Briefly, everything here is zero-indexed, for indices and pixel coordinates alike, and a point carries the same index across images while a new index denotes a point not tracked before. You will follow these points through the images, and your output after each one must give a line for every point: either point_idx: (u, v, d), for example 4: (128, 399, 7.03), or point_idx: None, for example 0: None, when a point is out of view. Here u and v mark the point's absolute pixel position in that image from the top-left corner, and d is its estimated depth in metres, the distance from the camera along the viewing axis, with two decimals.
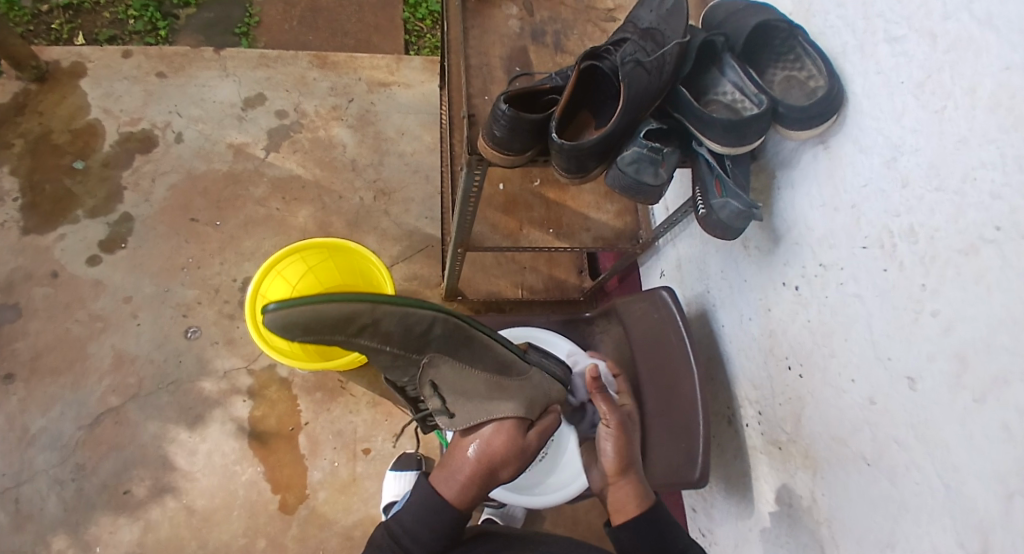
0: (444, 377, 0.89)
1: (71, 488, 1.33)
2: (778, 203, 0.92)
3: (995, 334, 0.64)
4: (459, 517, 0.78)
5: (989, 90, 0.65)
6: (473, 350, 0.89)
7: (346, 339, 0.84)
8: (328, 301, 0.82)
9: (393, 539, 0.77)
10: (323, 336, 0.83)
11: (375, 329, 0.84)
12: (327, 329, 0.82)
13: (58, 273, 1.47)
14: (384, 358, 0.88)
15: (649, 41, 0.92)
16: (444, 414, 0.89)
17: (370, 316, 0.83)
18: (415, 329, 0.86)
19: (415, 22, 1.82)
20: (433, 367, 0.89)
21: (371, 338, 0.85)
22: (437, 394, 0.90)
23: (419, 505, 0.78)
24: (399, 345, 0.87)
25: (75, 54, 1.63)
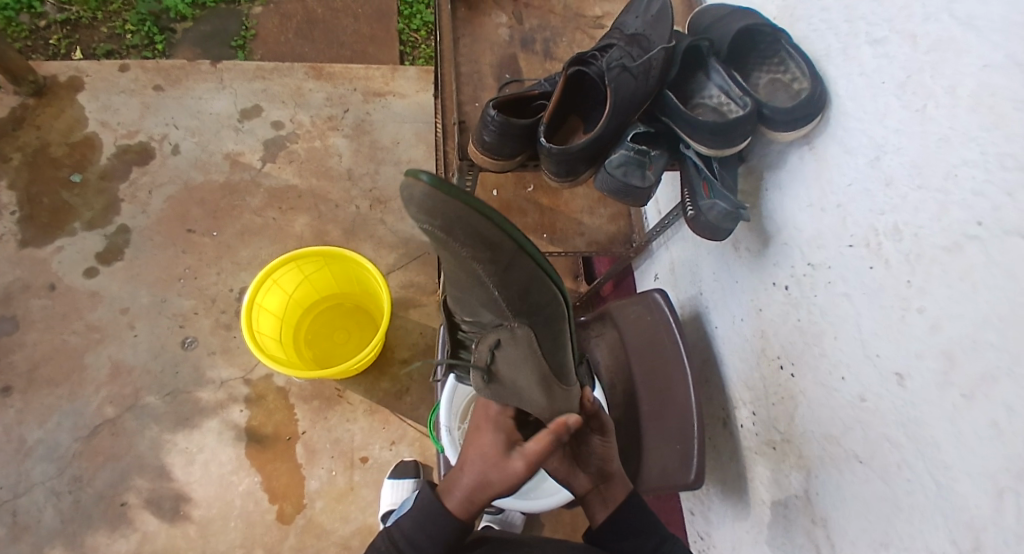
0: (516, 346, 0.88)
1: (68, 499, 1.33)
2: (767, 204, 0.93)
3: (982, 331, 0.64)
4: (460, 528, 0.76)
5: (969, 89, 0.66)
6: (556, 343, 0.91)
7: (473, 258, 0.82)
8: (491, 219, 0.79)
9: (394, 544, 0.77)
10: (460, 238, 0.80)
11: (500, 270, 0.83)
12: (469, 237, 0.80)
13: (56, 284, 1.48)
14: (483, 295, 0.86)
15: (635, 46, 0.93)
16: (484, 378, 0.87)
17: (510, 258, 0.83)
18: (528, 294, 0.86)
19: (410, 32, 1.84)
20: (511, 332, 0.88)
21: (489, 274, 0.84)
22: (494, 355, 0.89)
23: (419, 511, 0.77)
24: (511, 298, 0.86)
25: (73, 67, 1.65)
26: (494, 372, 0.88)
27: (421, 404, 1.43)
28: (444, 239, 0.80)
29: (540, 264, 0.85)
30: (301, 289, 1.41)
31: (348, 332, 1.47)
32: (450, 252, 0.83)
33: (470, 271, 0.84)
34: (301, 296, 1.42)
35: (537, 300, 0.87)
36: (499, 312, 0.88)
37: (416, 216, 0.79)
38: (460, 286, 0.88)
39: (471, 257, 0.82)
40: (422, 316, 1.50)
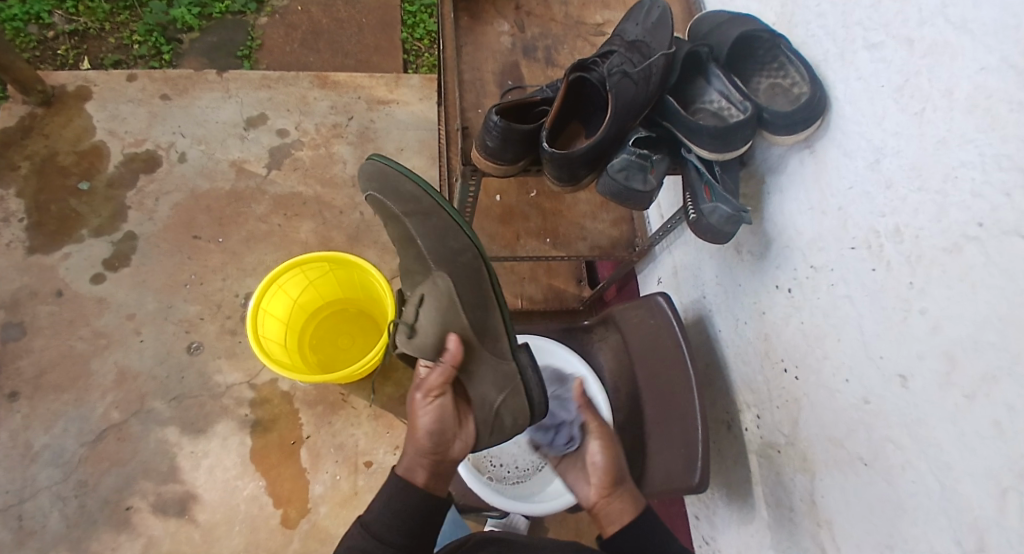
0: (434, 295, 0.92)
1: (73, 504, 1.33)
2: (768, 208, 0.94)
3: (983, 331, 0.65)
4: (423, 494, 0.78)
5: (966, 92, 0.67)
6: (478, 300, 0.92)
7: (402, 214, 0.98)
8: (414, 181, 0.99)
9: (365, 532, 0.76)
10: (391, 198, 0.99)
11: (422, 220, 0.96)
12: (395, 196, 0.99)
13: (63, 291, 1.49)
14: (412, 253, 0.97)
15: (635, 53, 0.95)
16: (407, 333, 0.95)
17: (429, 210, 0.97)
18: (444, 243, 0.94)
19: (413, 42, 1.86)
20: (432, 283, 0.93)
21: (414, 226, 0.96)
22: (417, 311, 0.95)
23: (386, 493, 0.78)
24: (430, 246, 0.94)
25: (81, 77, 1.67)
26: (415, 327, 0.94)
27: None
28: (381, 202, 1.01)
29: (457, 222, 0.96)
30: (307, 294, 1.41)
31: (352, 337, 1.48)
32: (388, 218, 1.00)
33: (401, 230, 0.98)
34: (306, 301, 1.43)
35: (456, 248, 0.94)
36: (423, 266, 0.95)
37: (366, 189, 1.04)
38: (402, 259, 1.00)
39: (400, 212, 0.98)
40: None
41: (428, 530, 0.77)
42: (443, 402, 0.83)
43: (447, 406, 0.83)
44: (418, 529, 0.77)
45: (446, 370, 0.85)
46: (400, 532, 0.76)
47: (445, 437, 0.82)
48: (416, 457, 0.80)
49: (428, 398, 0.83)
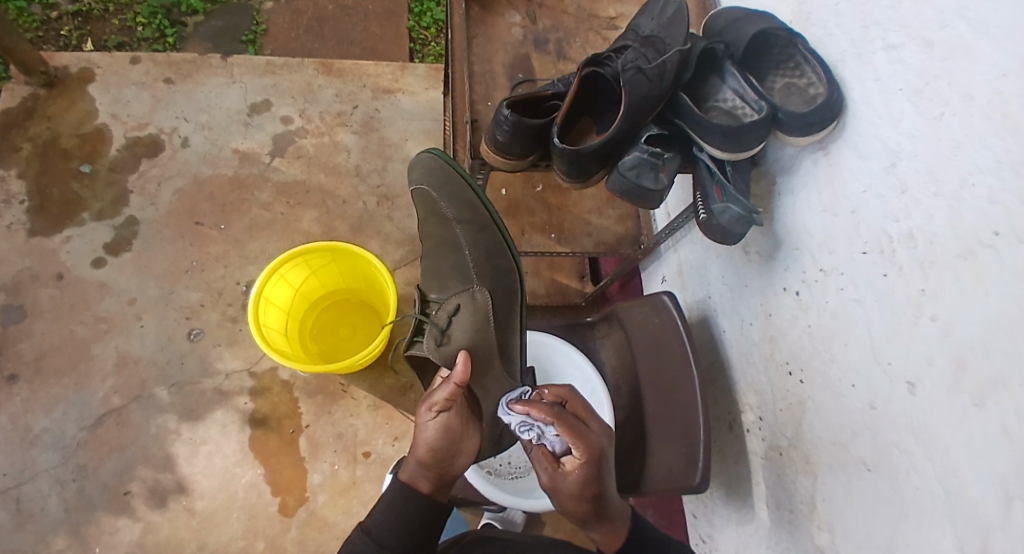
0: (470, 308, 1.00)
1: (72, 488, 1.33)
2: (779, 210, 0.93)
3: (994, 338, 0.64)
4: (427, 500, 0.79)
5: (985, 96, 0.66)
6: (508, 320, 1.01)
7: (455, 218, 1.05)
8: (473, 190, 1.06)
9: (367, 537, 0.77)
10: (444, 194, 1.06)
11: (473, 230, 1.04)
12: (452, 199, 1.05)
13: (64, 275, 1.48)
14: (452, 258, 1.04)
15: (650, 48, 0.94)
16: (437, 339, 0.98)
17: (483, 222, 1.05)
18: (491, 261, 1.03)
19: (419, 30, 1.84)
20: (470, 295, 1.01)
21: (464, 235, 1.04)
22: (452, 319, 1.01)
23: (388, 496, 0.79)
24: (477, 259, 1.03)
25: (85, 59, 1.65)
26: (449, 335, 0.99)
27: None
28: (431, 197, 1.06)
29: (507, 243, 1.06)
30: (308, 284, 1.41)
31: (354, 328, 1.48)
32: (433, 217, 1.07)
33: (447, 233, 1.05)
34: (308, 291, 1.42)
35: (500, 269, 1.03)
36: (462, 278, 1.03)
37: (417, 179, 1.08)
38: (436, 259, 1.06)
39: (453, 216, 1.05)
40: None
41: (430, 534, 0.78)
42: (447, 417, 0.82)
43: (451, 421, 0.82)
44: (423, 534, 0.78)
45: (452, 386, 0.83)
46: (401, 535, 0.77)
47: (450, 449, 0.81)
48: (420, 469, 0.80)
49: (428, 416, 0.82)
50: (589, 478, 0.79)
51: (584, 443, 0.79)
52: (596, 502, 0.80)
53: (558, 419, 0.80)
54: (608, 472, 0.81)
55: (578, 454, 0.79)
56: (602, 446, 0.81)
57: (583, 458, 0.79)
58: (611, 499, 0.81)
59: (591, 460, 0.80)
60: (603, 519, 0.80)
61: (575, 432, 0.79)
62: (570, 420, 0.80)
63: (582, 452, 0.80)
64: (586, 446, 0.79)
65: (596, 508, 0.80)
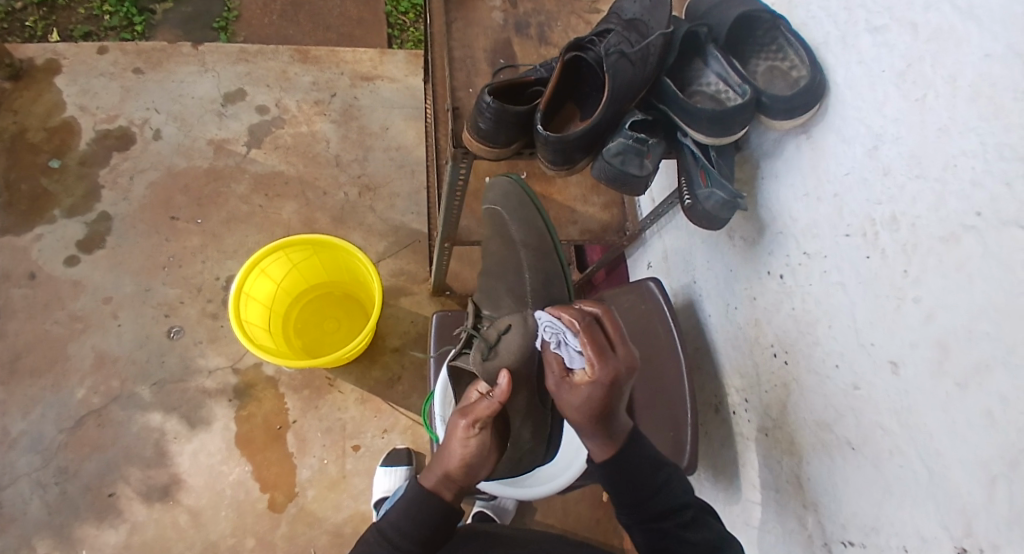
0: (522, 330, 0.89)
1: (54, 491, 1.31)
2: (762, 194, 0.93)
3: (977, 321, 0.65)
4: (448, 510, 0.77)
5: (968, 79, 0.66)
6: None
7: (519, 241, 1.03)
8: (544, 218, 1.06)
9: (379, 536, 0.77)
10: (513, 215, 1.05)
11: (536, 256, 1.02)
12: (522, 223, 1.05)
13: (36, 273, 1.45)
14: (514, 281, 1.02)
15: (633, 32, 0.92)
16: (484, 353, 0.89)
17: (545, 249, 1.04)
18: (548, 289, 1.00)
19: (398, 15, 1.81)
20: (523, 315, 0.94)
21: (526, 258, 1.02)
22: (502, 337, 0.91)
23: (405, 500, 0.77)
24: (535, 286, 1.00)
25: (50, 50, 1.60)
26: (496, 350, 0.89)
27: (413, 392, 1.43)
28: (503, 220, 1.06)
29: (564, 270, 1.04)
30: (290, 277, 1.39)
31: (338, 321, 1.47)
32: (499, 237, 1.06)
33: (512, 256, 1.04)
34: (289, 284, 1.40)
35: (558, 299, 1.01)
36: (518, 301, 1.00)
37: (494, 199, 1.08)
38: (497, 277, 1.05)
39: (517, 238, 1.04)
40: (413, 305, 1.50)
41: (442, 536, 0.78)
42: (485, 437, 0.78)
43: (487, 442, 0.78)
44: (433, 536, 0.77)
45: (494, 403, 0.79)
46: (417, 539, 0.76)
47: (481, 467, 0.79)
48: (444, 480, 0.78)
49: (466, 430, 0.78)
50: (594, 398, 0.76)
51: (601, 365, 0.76)
52: (599, 420, 0.78)
53: (586, 332, 0.77)
54: (621, 399, 0.78)
55: (592, 373, 0.76)
56: (621, 375, 0.77)
57: (592, 378, 0.76)
58: (617, 417, 0.79)
59: (603, 383, 0.76)
60: (602, 432, 0.79)
61: (598, 351, 0.76)
62: (598, 338, 0.77)
63: (594, 371, 0.76)
64: (603, 368, 0.76)
65: (597, 422, 0.78)
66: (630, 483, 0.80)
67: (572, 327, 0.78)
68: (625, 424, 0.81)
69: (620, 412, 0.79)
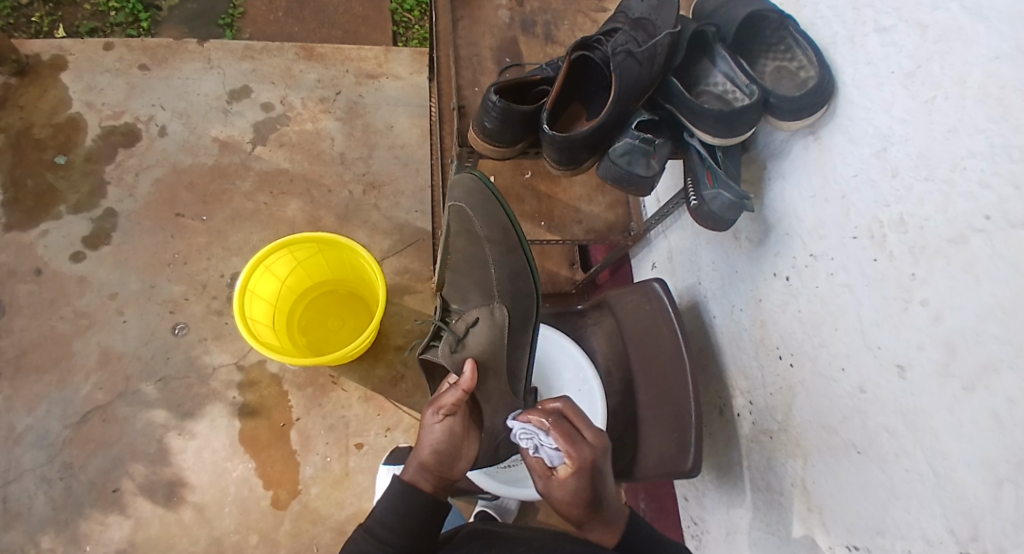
0: (489, 323, 0.99)
1: (59, 487, 1.32)
2: (769, 194, 0.93)
3: (984, 323, 0.64)
4: (429, 499, 0.79)
5: (977, 80, 0.65)
6: (520, 339, 0.99)
7: (485, 238, 1.03)
8: (507, 212, 1.03)
9: (368, 535, 0.76)
10: (477, 210, 1.03)
11: (501, 252, 1.02)
12: (486, 220, 1.03)
13: (42, 270, 1.45)
14: (480, 276, 1.03)
15: (640, 31, 0.92)
16: (451, 346, 0.98)
17: (511, 245, 1.02)
18: (513, 281, 1.01)
19: (403, 13, 1.80)
20: (489, 311, 1.00)
21: (492, 255, 1.02)
22: (470, 330, 1.00)
23: (391, 495, 0.78)
24: (501, 281, 1.01)
25: (56, 46, 1.60)
26: (464, 343, 0.98)
27: (416, 391, 1.43)
28: (467, 216, 1.04)
29: (530, 263, 1.02)
30: (295, 275, 1.39)
31: (342, 319, 1.47)
32: (466, 234, 1.05)
33: (477, 251, 1.03)
34: (294, 282, 1.40)
35: (523, 292, 1.01)
36: (484, 294, 1.02)
37: (456, 196, 1.05)
38: (465, 272, 1.04)
39: (482, 235, 1.03)
40: (416, 303, 1.50)
41: (432, 529, 0.78)
42: (452, 422, 0.82)
43: (456, 426, 0.82)
44: (422, 531, 0.77)
45: (459, 391, 0.83)
46: (404, 534, 0.76)
47: (453, 453, 0.81)
48: (421, 470, 0.80)
49: (434, 418, 0.82)
50: (580, 486, 0.77)
51: (577, 452, 0.77)
52: (592, 507, 0.78)
53: (555, 425, 0.80)
54: (606, 481, 0.79)
55: (570, 460, 0.77)
56: (598, 457, 0.79)
57: (573, 467, 0.77)
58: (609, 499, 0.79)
59: (582, 468, 0.77)
60: (602, 519, 0.78)
61: (568, 439, 0.78)
62: (566, 428, 0.79)
63: (573, 459, 0.77)
64: (577, 453, 0.78)
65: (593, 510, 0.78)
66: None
67: (541, 426, 0.81)
68: (621, 508, 0.80)
69: (610, 494, 0.80)
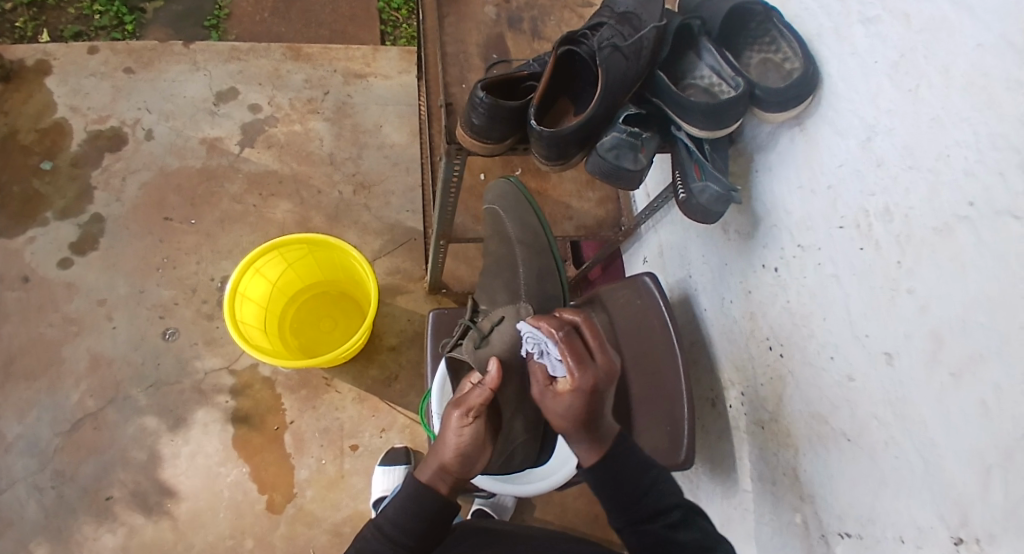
0: (515, 319, 0.97)
1: (51, 495, 1.31)
2: (756, 187, 0.93)
3: (971, 312, 0.64)
4: (444, 501, 0.76)
5: (961, 69, 0.65)
6: None
7: (514, 239, 1.07)
8: (539, 218, 1.09)
9: (378, 534, 0.76)
10: (509, 213, 1.09)
11: (530, 253, 1.06)
12: (518, 222, 1.08)
13: (29, 276, 1.44)
14: (507, 276, 1.05)
15: (626, 25, 0.92)
16: (475, 342, 0.94)
17: (540, 248, 1.07)
18: (541, 283, 1.03)
19: (390, 12, 1.79)
20: (515, 309, 0.98)
21: (520, 255, 1.06)
22: (495, 327, 0.96)
23: (403, 495, 0.76)
24: (528, 281, 1.03)
25: (40, 51, 1.59)
26: (488, 340, 0.94)
27: (410, 391, 1.42)
28: (500, 218, 1.09)
29: (558, 268, 1.07)
30: (285, 277, 1.38)
31: (335, 320, 1.46)
32: (496, 235, 1.09)
33: (507, 252, 1.07)
34: (284, 283, 1.39)
35: (549, 294, 1.04)
36: (511, 294, 1.02)
37: (493, 201, 1.12)
38: (493, 274, 1.07)
39: (512, 236, 1.07)
40: (409, 303, 1.49)
41: (442, 531, 0.77)
42: (478, 425, 0.78)
43: (481, 431, 0.78)
44: (431, 531, 0.76)
45: (486, 390, 0.80)
46: (415, 534, 0.75)
47: (475, 457, 0.78)
48: (439, 473, 0.77)
49: (460, 418, 0.78)
50: (577, 406, 0.75)
51: (582, 373, 0.75)
52: (585, 427, 0.76)
53: (566, 341, 0.77)
54: (606, 406, 0.77)
55: (573, 382, 0.75)
56: (602, 382, 0.76)
57: (573, 387, 0.75)
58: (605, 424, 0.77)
59: (584, 391, 0.75)
60: (592, 439, 0.77)
61: (577, 360, 0.76)
62: (577, 347, 0.77)
63: (577, 378, 0.75)
64: (583, 375, 0.75)
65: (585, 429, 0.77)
66: (615, 486, 0.76)
67: (552, 337, 0.77)
68: (613, 429, 0.79)
69: (607, 417, 0.78)
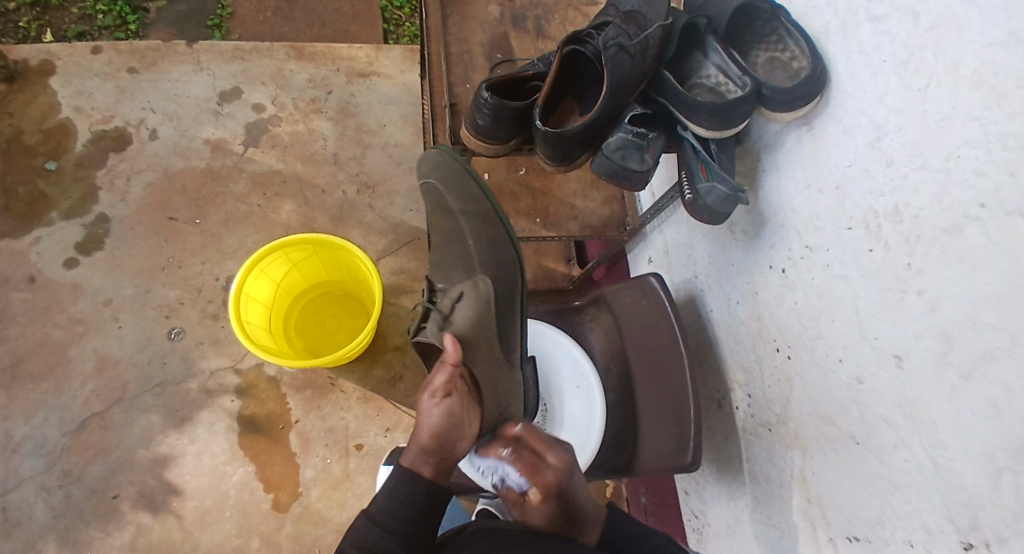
0: (473, 296, 0.97)
1: (58, 495, 1.31)
2: (764, 186, 0.92)
3: (980, 311, 0.64)
4: (428, 485, 0.77)
5: (972, 68, 0.64)
6: (506, 308, 0.99)
7: (459, 209, 1.03)
8: (480, 184, 1.04)
9: (371, 523, 0.76)
10: (448, 181, 1.04)
11: (478, 221, 1.02)
12: (457, 190, 1.03)
13: (35, 277, 1.44)
14: (460, 251, 1.02)
15: (631, 24, 0.91)
16: (439, 323, 0.95)
17: (486, 214, 1.02)
18: (492, 250, 1.01)
19: (393, 11, 1.79)
20: (473, 284, 0.98)
21: (466, 224, 1.02)
22: (454, 306, 0.97)
23: (392, 483, 0.77)
24: (481, 250, 1.01)
25: (44, 51, 1.59)
26: (450, 319, 0.94)
27: (415, 390, 1.42)
28: (439, 191, 1.04)
29: (508, 233, 1.03)
30: (290, 277, 1.38)
31: (339, 320, 1.46)
32: (440, 210, 1.05)
33: (453, 226, 1.03)
34: (290, 283, 1.39)
35: (504, 261, 1.01)
36: (468, 269, 1.00)
37: (426, 173, 1.06)
38: (443, 250, 1.05)
39: (456, 207, 1.03)
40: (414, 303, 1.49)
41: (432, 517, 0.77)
42: (451, 403, 0.80)
43: (455, 404, 0.80)
44: (423, 519, 0.76)
45: (448, 369, 0.83)
46: (407, 520, 0.76)
47: (455, 434, 0.79)
48: (422, 454, 0.78)
49: (430, 399, 0.81)
50: (553, 511, 0.76)
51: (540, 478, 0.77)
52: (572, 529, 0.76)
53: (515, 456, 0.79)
54: (578, 496, 0.77)
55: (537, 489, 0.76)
56: (564, 478, 0.77)
57: (541, 495, 0.76)
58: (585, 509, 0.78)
59: (551, 494, 0.76)
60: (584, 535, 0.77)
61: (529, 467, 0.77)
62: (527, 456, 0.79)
63: (539, 486, 0.76)
64: (543, 479, 0.77)
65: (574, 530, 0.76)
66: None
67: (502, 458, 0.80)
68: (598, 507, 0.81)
69: (586, 510, 0.78)
